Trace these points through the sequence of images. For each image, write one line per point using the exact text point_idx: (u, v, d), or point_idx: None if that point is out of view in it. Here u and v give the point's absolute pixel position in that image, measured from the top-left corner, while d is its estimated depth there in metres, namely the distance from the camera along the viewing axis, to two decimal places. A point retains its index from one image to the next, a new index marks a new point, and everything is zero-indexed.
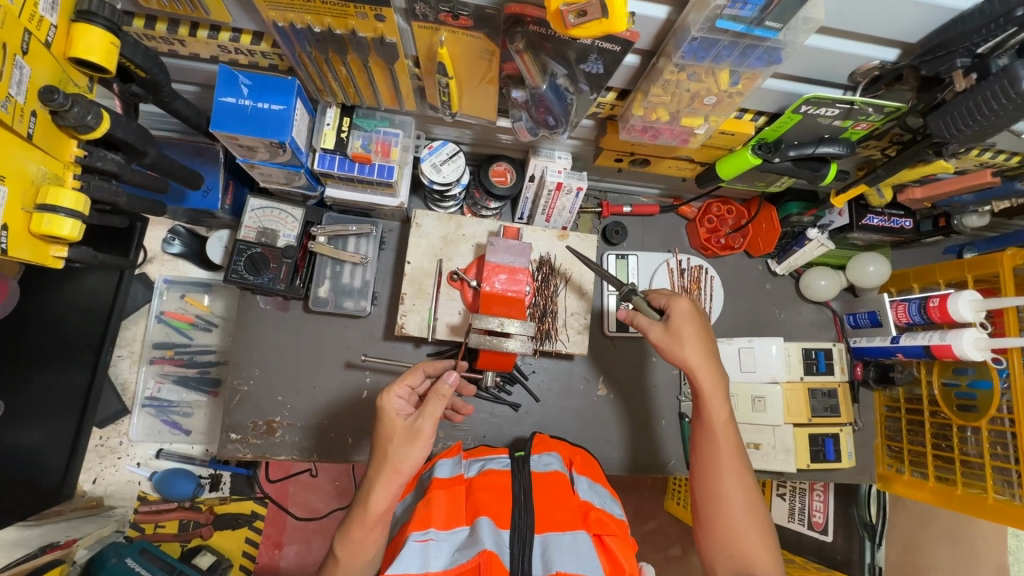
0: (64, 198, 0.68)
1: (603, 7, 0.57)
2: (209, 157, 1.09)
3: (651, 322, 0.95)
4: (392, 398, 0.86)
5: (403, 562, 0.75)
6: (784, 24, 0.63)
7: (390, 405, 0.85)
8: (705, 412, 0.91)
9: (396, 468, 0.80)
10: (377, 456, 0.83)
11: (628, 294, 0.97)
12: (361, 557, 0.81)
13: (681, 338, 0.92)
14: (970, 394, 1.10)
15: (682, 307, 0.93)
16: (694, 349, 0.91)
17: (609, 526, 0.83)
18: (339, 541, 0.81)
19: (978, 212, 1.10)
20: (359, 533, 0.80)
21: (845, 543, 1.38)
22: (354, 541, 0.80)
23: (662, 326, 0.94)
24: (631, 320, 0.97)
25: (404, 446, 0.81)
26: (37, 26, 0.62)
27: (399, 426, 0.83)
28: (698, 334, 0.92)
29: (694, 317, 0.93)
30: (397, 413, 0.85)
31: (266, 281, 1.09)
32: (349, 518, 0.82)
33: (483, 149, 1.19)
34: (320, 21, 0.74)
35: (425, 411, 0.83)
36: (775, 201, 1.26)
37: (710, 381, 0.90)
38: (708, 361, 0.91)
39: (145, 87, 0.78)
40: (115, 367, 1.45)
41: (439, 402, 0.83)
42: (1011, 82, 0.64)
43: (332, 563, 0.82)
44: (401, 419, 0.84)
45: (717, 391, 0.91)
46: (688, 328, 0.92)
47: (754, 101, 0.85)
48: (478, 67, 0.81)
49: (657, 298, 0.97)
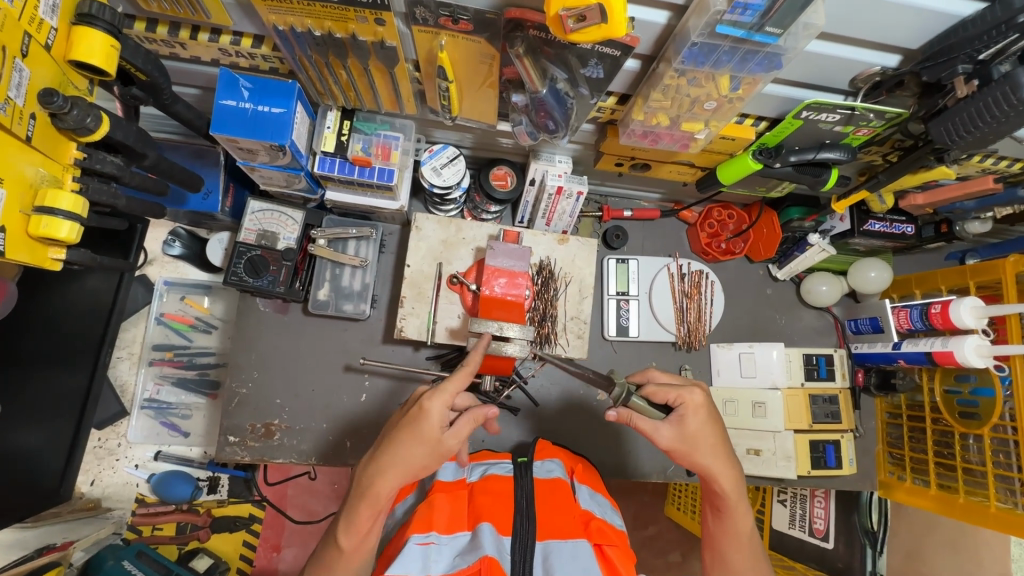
0: (61, 200, 0.68)
1: (602, 12, 0.57)
2: (209, 160, 1.09)
3: (656, 423, 0.85)
4: (439, 406, 0.79)
5: (404, 563, 0.74)
6: (784, 30, 0.63)
7: (433, 409, 0.79)
8: (725, 514, 0.91)
9: (413, 470, 0.80)
10: (391, 447, 0.80)
11: (625, 398, 0.83)
12: (364, 545, 0.82)
13: (694, 442, 0.86)
14: (972, 401, 1.09)
15: (690, 402, 0.85)
16: (713, 454, 0.86)
17: (610, 536, 0.82)
18: (343, 531, 0.81)
19: (981, 218, 1.11)
20: (364, 522, 0.81)
21: (846, 551, 1.37)
22: (357, 532, 0.81)
23: (674, 431, 0.85)
24: (630, 422, 0.84)
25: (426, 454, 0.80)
26: (38, 28, 0.63)
27: (432, 435, 0.79)
28: (713, 435, 0.86)
29: (705, 412, 0.86)
30: (439, 422, 0.79)
31: (265, 284, 1.09)
32: (354, 505, 0.81)
33: (483, 152, 1.19)
34: (320, 25, 0.74)
35: (459, 431, 0.81)
36: (777, 206, 1.24)
37: (732, 487, 0.88)
38: (729, 465, 0.88)
39: (146, 90, 0.78)
40: (114, 368, 1.45)
41: (472, 425, 0.82)
42: (1012, 89, 0.64)
43: (333, 553, 0.82)
44: (437, 427, 0.79)
45: (738, 494, 0.89)
46: (699, 422, 0.85)
47: (754, 106, 0.85)
48: (477, 72, 0.81)
49: (658, 394, 0.86)
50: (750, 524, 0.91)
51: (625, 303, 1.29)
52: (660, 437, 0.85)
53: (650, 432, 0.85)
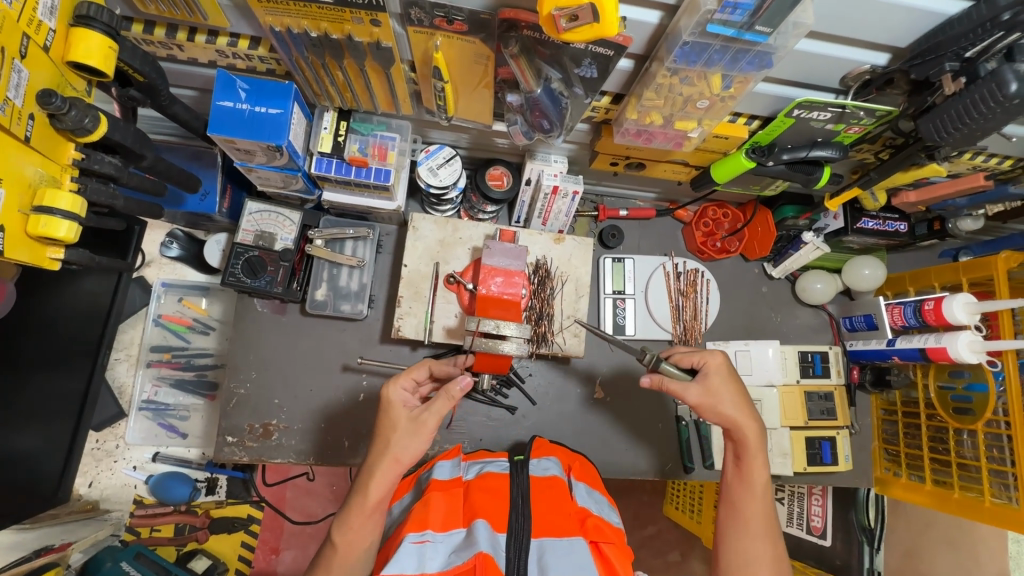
0: (60, 200, 0.68)
1: (594, 11, 0.58)
2: (207, 161, 1.10)
3: (684, 383, 0.91)
4: (396, 389, 0.87)
5: (399, 563, 0.74)
6: (774, 28, 0.64)
7: (394, 396, 0.87)
8: (744, 468, 0.91)
9: (395, 458, 0.82)
10: (379, 445, 0.86)
11: (655, 362, 0.91)
12: (359, 544, 0.83)
13: (717, 397, 0.91)
14: (967, 396, 1.10)
15: (712, 362, 0.92)
16: (736, 406, 0.90)
17: (607, 534, 0.83)
18: (336, 527, 0.83)
19: (973, 216, 1.13)
20: (357, 519, 0.82)
21: (844, 548, 1.40)
22: (350, 531, 0.82)
23: (698, 385, 0.91)
24: (662, 386, 0.92)
25: (405, 438, 0.84)
26: (36, 30, 0.63)
27: (402, 417, 0.85)
28: (737, 389, 0.91)
29: (729, 370, 0.91)
30: (402, 404, 0.87)
31: (263, 284, 1.10)
32: (348, 506, 0.84)
33: (480, 152, 1.20)
34: (317, 26, 0.75)
35: (432, 407, 0.84)
36: (771, 205, 1.25)
37: (756, 440, 0.90)
38: (753, 418, 0.91)
39: (143, 92, 0.79)
40: (112, 370, 1.45)
41: (447, 401, 0.84)
42: (998, 86, 0.65)
43: (330, 553, 0.84)
44: (405, 411, 0.86)
45: (761, 449, 0.91)
46: (722, 377, 0.91)
47: (747, 104, 0.86)
48: (473, 72, 0.82)
49: (684, 357, 0.93)
50: (768, 483, 0.91)
51: (622, 302, 1.30)
52: (687, 395, 0.91)
53: (678, 392, 0.91)
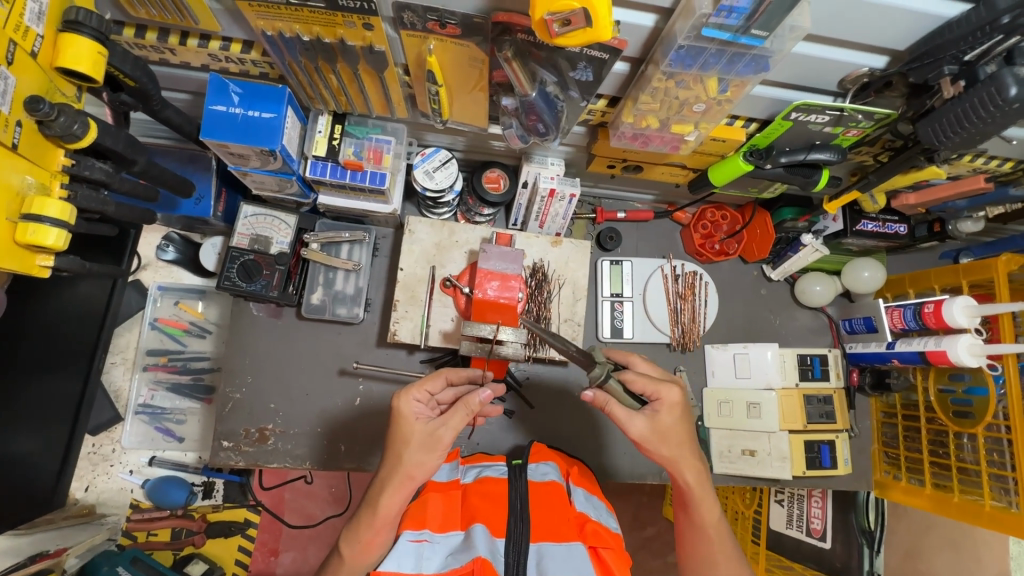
0: (48, 207, 0.68)
1: (587, 16, 0.57)
2: (201, 164, 1.09)
3: (631, 412, 0.84)
4: (410, 401, 0.82)
5: (396, 560, 0.75)
6: (770, 32, 0.63)
7: (407, 408, 0.82)
8: (693, 510, 0.91)
9: (409, 474, 0.80)
10: (391, 457, 0.83)
11: (603, 379, 0.84)
12: (366, 558, 0.82)
13: (665, 437, 0.85)
14: (966, 400, 1.10)
15: (666, 399, 0.84)
16: (680, 449, 0.86)
17: (605, 538, 0.82)
18: (346, 539, 0.83)
19: (973, 217, 1.12)
20: (368, 533, 0.81)
21: (843, 550, 1.39)
22: (361, 543, 0.82)
23: (645, 418, 0.84)
24: (605, 405, 0.85)
25: (418, 452, 0.81)
26: (23, 36, 0.63)
27: (418, 432, 0.81)
28: (684, 432, 0.85)
29: (680, 409, 0.85)
30: (416, 417, 0.82)
31: (258, 288, 1.10)
32: (359, 518, 0.83)
33: (476, 155, 1.19)
34: (309, 30, 0.74)
35: (449, 421, 0.82)
36: (769, 207, 1.25)
37: (697, 479, 0.88)
38: (695, 460, 0.88)
39: (135, 97, 0.78)
40: (108, 374, 1.45)
41: (466, 414, 0.83)
42: (998, 90, 0.64)
43: (337, 561, 0.83)
44: (419, 423, 0.82)
45: (704, 488, 0.89)
46: (670, 416, 0.84)
47: (744, 107, 0.85)
48: (468, 76, 0.82)
49: (637, 384, 0.85)
50: (718, 514, 0.92)
51: (620, 305, 1.30)
52: (633, 428, 0.84)
53: (622, 421, 0.84)
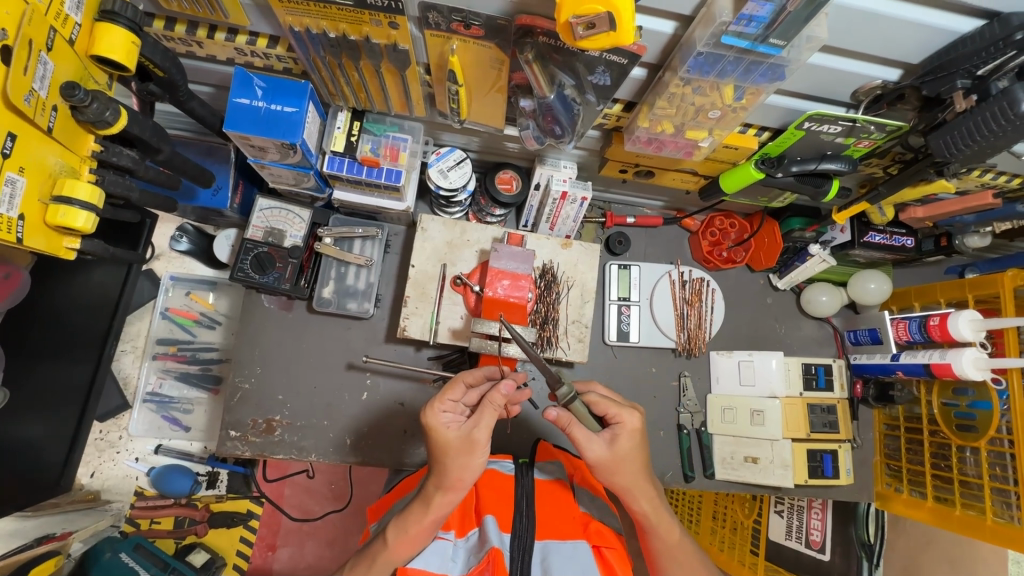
0: (79, 190, 0.69)
1: (611, 20, 0.58)
2: (220, 157, 1.13)
3: (591, 434, 0.84)
4: (437, 414, 0.82)
5: (424, 558, 0.81)
6: (788, 41, 0.64)
7: (436, 421, 0.81)
8: (650, 534, 0.91)
9: (459, 478, 0.81)
10: (433, 464, 0.83)
11: (570, 399, 0.83)
12: (406, 551, 0.82)
13: (622, 463, 0.85)
14: (970, 413, 1.09)
15: (627, 423, 0.85)
16: (635, 476, 0.87)
17: (609, 539, 0.83)
18: (392, 527, 0.83)
19: (979, 233, 1.11)
20: (415, 527, 0.82)
21: (843, 563, 1.34)
22: (407, 537, 0.82)
23: (602, 442, 0.84)
24: (569, 426, 0.83)
25: (459, 458, 0.81)
26: (62, 23, 0.65)
27: (452, 439, 0.80)
28: (640, 458, 0.86)
29: (639, 436, 0.85)
30: (447, 427, 0.81)
31: (271, 280, 1.11)
32: (409, 509, 0.84)
33: (490, 156, 1.21)
34: (335, 27, 0.76)
35: (480, 421, 0.81)
36: (777, 216, 1.25)
37: (652, 506, 0.89)
38: (648, 486, 0.89)
39: (162, 87, 0.80)
40: (118, 361, 1.47)
41: (495, 411, 0.81)
42: (1010, 104, 0.66)
43: (379, 545, 0.83)
44: (448, 430, 0.81)
45: (660, 514, 0.90)
46: (627, 442, 0.84)
47: (758, 116, 0.87)
48: (487, 75, 0.83)
49: (599, 405, 0.86)
50: (678, 540, 0.92)
51: (627, 309, 1.30)
52: (591, 451, 0.83)
53: (582, 443, 0.83)
